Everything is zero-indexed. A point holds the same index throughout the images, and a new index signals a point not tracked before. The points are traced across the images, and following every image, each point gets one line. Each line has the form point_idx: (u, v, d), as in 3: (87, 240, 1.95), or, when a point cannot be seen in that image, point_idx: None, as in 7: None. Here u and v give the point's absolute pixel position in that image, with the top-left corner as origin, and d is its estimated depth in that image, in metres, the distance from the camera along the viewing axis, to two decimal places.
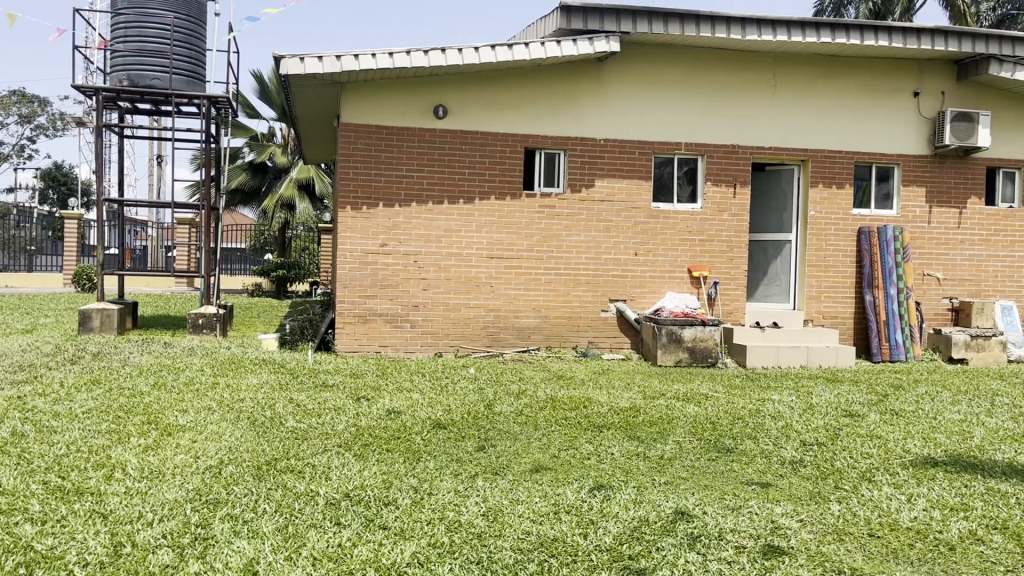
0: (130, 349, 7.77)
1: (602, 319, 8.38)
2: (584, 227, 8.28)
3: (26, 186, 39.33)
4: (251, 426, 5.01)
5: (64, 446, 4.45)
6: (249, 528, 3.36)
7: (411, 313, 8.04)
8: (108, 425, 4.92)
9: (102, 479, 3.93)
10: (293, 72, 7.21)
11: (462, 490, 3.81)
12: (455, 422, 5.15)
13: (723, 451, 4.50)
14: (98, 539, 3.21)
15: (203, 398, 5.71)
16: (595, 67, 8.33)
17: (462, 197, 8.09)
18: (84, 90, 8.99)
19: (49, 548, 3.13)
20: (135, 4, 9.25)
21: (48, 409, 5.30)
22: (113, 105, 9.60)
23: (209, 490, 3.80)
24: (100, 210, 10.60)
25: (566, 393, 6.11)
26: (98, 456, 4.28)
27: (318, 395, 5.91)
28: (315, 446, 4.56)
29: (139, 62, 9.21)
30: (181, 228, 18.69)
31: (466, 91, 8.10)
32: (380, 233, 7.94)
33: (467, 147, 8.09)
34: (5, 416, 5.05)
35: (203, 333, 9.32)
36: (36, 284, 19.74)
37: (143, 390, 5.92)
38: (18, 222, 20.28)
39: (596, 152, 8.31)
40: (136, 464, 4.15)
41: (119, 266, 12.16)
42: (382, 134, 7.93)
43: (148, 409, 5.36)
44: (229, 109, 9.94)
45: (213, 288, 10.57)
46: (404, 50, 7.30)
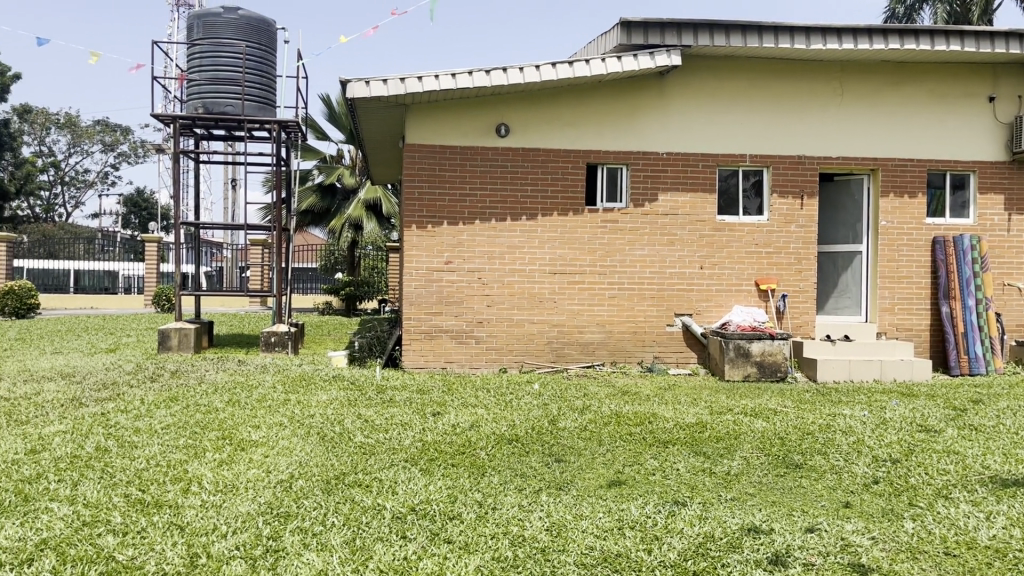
0: (207, 367, 8.03)
1: (668, 334, 8.31)
2: (647, 242, 8.25)
3: (109, 212, 41.26)
4: (320, 441, 5.12)
5: (144, 461, 4.63)
6: (318, 541, 3.44)
7: (476, 329, 8.12)
8: (185, 440, 5.10)
9: (179, 492, 4.09)
10: (359, 96, 7.40)
11: (526, 505, 3.82)
12: (519, 437, 5.18)
13: (792, 467, 4.42)
14: (175, 550, 3.34)
15: (275, 414, 5.87)
16: (657, 80, 8.31)
17: (524, 214, 8.15)
18: (162, 119, 9.38)
19: (130, 559, 3.27)
20: (210, 35, 9.64)
21: (130, 425, 5.51)
22: (189, 132, 9.97)
23: (279, 504, 3.91)
24: (178, 233, 10.92)
25: (631, 409, 6.07)
26: (176, 470, 4.45)
27: (385, 411, 6.00)
28: (382, 460, 4.65)
29: (213, 90, 9.57)
30: (255, 249, 19.22)
31: (528, 109, 8.17)
32: (445, 250, 8.06)
33: (528, 165, 8.16)
34: (90, 433, 5.28)
35: (275, 351, 9.57)
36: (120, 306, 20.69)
37: (218, 406, 6.12)
38: (102, 246, 21.19)
39: (658, 166, 8.27)
40: (211, 479, 4.29)
41: (197, 288, 12.50)
42: (446, 153, 8.07)
43: (223, 425, 5.54)
44: (299, 133, 10.21)
45: (284, 309, 10.81)
46: (466, 70, 7.41)
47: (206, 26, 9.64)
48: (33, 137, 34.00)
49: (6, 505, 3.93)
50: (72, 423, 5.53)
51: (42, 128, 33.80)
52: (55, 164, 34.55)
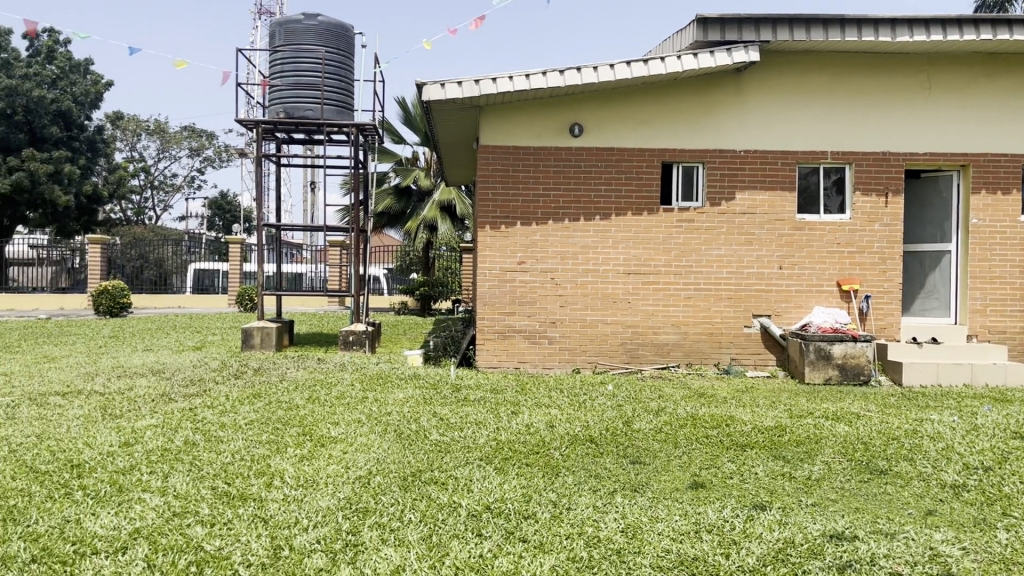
0: (288, 365, 8.25)
1: (745, 335, 8.16)
2: (723, 241, 8.11)
3: (196, 215, 42.80)
4: (396, 439, 5.21)
5: (230, 455, 4.80)
6: (396, 537, 3.50)
7: (549, 330, 8.12)
8: (268, 435, 5.26)
9: (263, 486, 4.22)
10: (434, 98, 7.49)
11: (601, 506, 3.81)
12: (594, 437, 5.17)
13: (876, 473, 4.29)
14: (260, 541, 3.45)
15: (354, 411, 6.00)
16: (734, 77, 8.17)
17: (598, 214, 8.12)
18: (246, 124, 9.68)
19: (217, 549, 3.40)
20: (291, 42, 9.90)
21: (216, 420, 5.72)
22: (271, 136, 10.26)
23: (358, 499, 3.99)
24: (260, 235, 11.25)
25: (708, 411, 5.98)
26: (260, 464, 4.60)
27: (460, 410, 6.06)
28: (457, 458, 4.70)
29: (294, 96, 9.82)
30: (333, 250, 19.65)
31: (601, 108, 8.13)
32: (518, 250, 8.10)
33: (602, 164, 8.12)
34: (179, 427, 5.50)
35: (353, 349, 9.77)
36: (206, 305, 21.47)
37: (299, 403, 6.29)
38: (189, 248, 21.98)
39: (736, 165, 8.12)
40: (293, 473, 4.42)
41: (278, 288, 12.84)
42: (519, 154, 8.11)
43: (304, 421, 5.69)
44: (376, 136, 10.40)
45: (361, 308, 11.02)
46: (540, 71, 7.43)
47: (287, 33, 9.90)
48: (125, 143, 35.54)
49: (103, 495, 4.13)
50: (163, 417, 5.76)
51: (134, 134, 35.30)
52: (145, 169, 36.04)
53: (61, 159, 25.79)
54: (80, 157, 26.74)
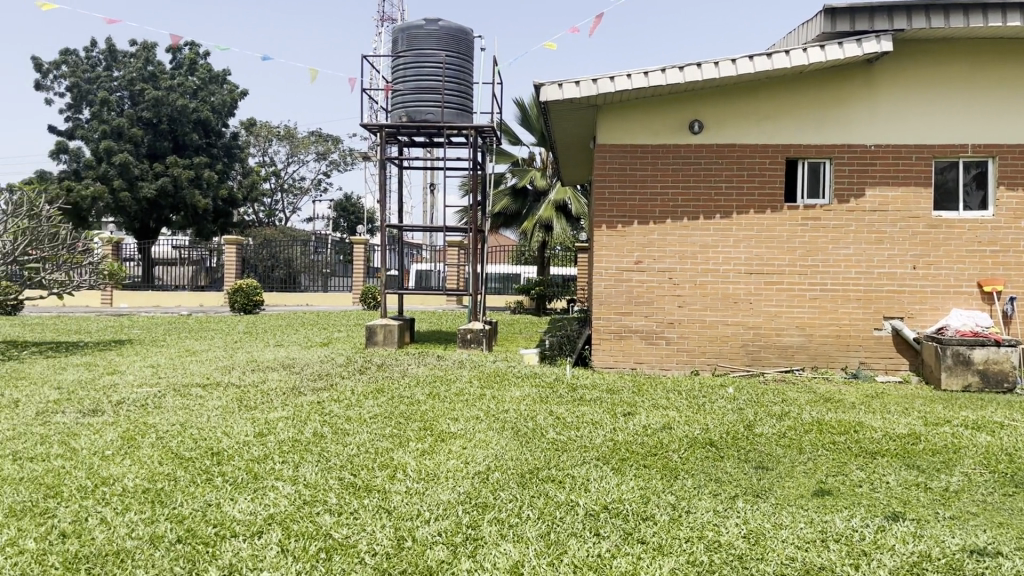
0: (409, 361, 8.49)
1: (875, 338, 7.80)
2: (852, 240, 7.78)
3: (322, 217, 44.57)
4: (514, 436, 5.26)
5: (356, 447, 4.99)
6: (514, 532, 3.55)
7: (667, 330, 8.02)
8: (391, 429, 5.44)
9: (387, 478, 4.37)
10: (552, 98, 7.54)
11: (722, 510, 3.74)
12: (714, 441, 5.07)
13: (1023, 487, 4.01)
14: (385, 532, 3.57)
15: (472, 408, 6.11)
16: (865, 68, 7.83)
17: (719, 213, 7.94)
18: (370, 128, 10.01)
19: (344, 537, 3.55)
20: (413, 47, 10.17)
21: (342, 413, 5.95)
22: (394, 140, 10.56)
23: (478, 494, 4.07)
24: (383, 235, 11.60)
25: (835, 417, 5.75)
26: (384, 457, 4.76)
27: (576, 409, 6.08)
28: (574, 457, 4.71)
29: (416, 99, 10.09)
30: (451, 249, 20.03)
31: (723, 104, 7.96)
32: (636, 250, 8.04)
33: (723, 161, 7.94)
34: (308, 419, 5.76)
35: (471, 347, 9.94)
36: (331, 303, 22.34)
37: (420, 398, 6.46)
38: (316, 248, 22.91)
39: (866, 160, 7.77)
40: (415, 467, 4.55)
41: (399, 286, 13.18)
42: (637, 152, 8.05)
43: (425, 416, 5.84)
44: (494, 137, 10.53)
45: (479, 306, 11.19)
46: (659, 68, 7.34)
47: (409, 38, 10.18)
48: (258, 149, 37.42)
49: (240, 481, 4.37)
50: (293, 410, 6.05)
51: (266, 140, 37.13)
52: (276, 173, 37.82)
53: (201, 165, 27.41)
54: (217, 162, 28.37)
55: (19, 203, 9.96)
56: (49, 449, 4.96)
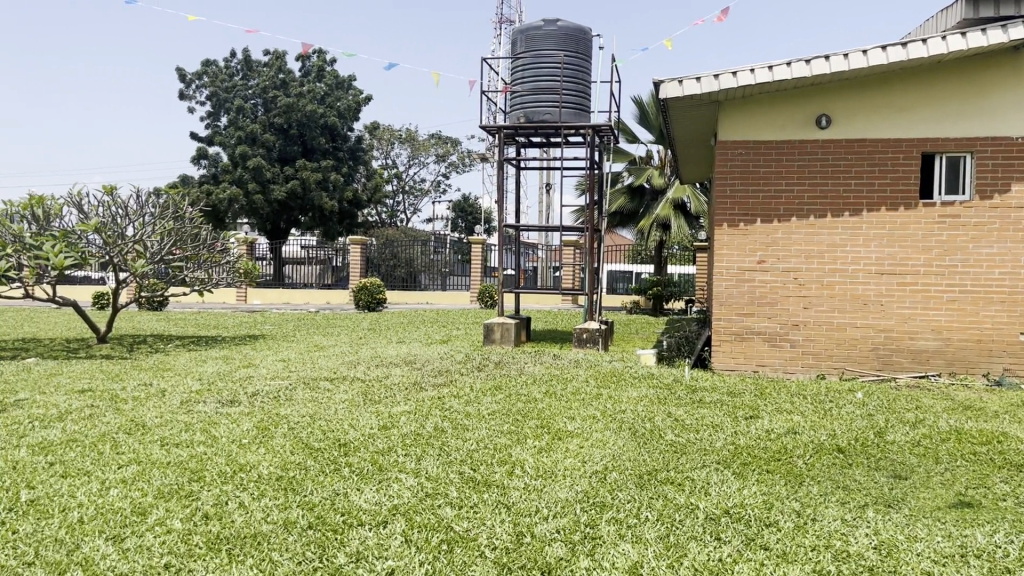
0: (526, 359, 8.57)
1: (1021, 344, 7.30)
2: (996, 239, 7.30)
3: (441, 217, 45.52)
4: (632, 437, 5.24)
5: (475, 442, 5.09)
6: (633, 533, 3.54)
7: (791, 332, 7.77)
8: (509, 426, 5.51)
9: (505, 474, 4.44)
10: (672, 96, 7.44)
11: (850, 519, 3.60)
12: (842, 447, 4.88)
13: None
14: (504, 527, 3.64)
15: (589, 407, 6.11)
16: (1013, 55, 7.34)
17: (847, 210, 7.62)
18: (489, 130, 10.16)
19: (465, 530, 3.63)
20: (531, 48, 10.26)
21: (461, 409, 6.08)
22: (512, 141, 10.67)
23: (596, 494, 4.07)
24: (500, 236, 11.74)
25: (974, 426, 5.43)
26: (502, 453, 4.83)
27: (695, 411, 5.99)
28: (694, 460, 4.64)
29: (534, 100, 10.16)
30: (567, 249, 20.05)
31: (853, 97, 7.64)
32: (758, 249, 7.83)
33: (853, 157, 7.62)
34: (429, 414, 5.91)
35: (587, 347, 9.93)
36: (449, 301, 22.80)
37: (536, 396, 6.52)
38: (435, 247, 23.41)
39: (1012, 154, 7.28)
40: (533, 464, 4.60)
41: (515, 286, 13.30)
42: (760, 149, 7.84)
43: (541, 414, 5.89)
44: (612, 137, 10.48)
45: (595, 306, 11.15)
46: (785, 61, 7.12)
47: (528, 39, 10.27)
48: (381, 152, 38.62)
49: (365, 472, 4.54)
50: (415, 404, 6.23)
51: (388, 143, 38.28)
52: (397, 175, 38.92)
53: (328, 167, 28.54)
54: (343, 165, 29.45)
55: (166, 206, 10.67)
56: (192, 435, 5.30)
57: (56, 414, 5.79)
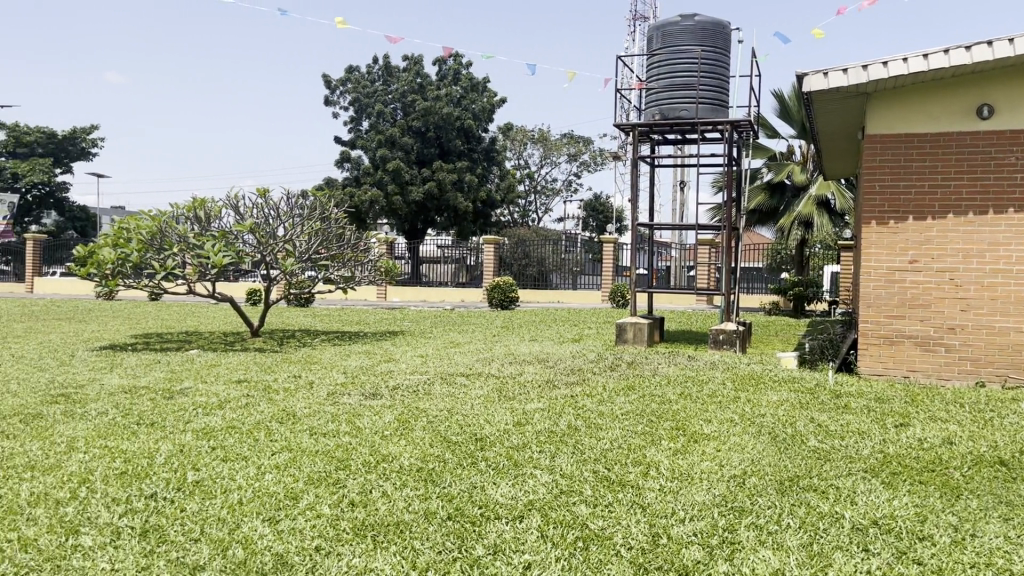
0: (660, 360, 8.48)
1: None
2: None
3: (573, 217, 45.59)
4: (772, 442, 5.08)
5: (609, 442, 5.08)
6: (774, 540, 3.44)
7: (947, 337, 7.31)
8: (643, 427, 5.47)
9: (640, 474, 4.41)
10: (816, 88, 7.16)
11: (1014, 537, 3.36)
12: (1005, 460, 4.55)
13: None
14: (640, 527, 3.63)
15: (726, 410, 5.98)
16: None
17: (1012, 206, 7.09)
18: (623, 128, 10.10)
19: (601, 528, 3.65)
20: (668, 44, 10.11)
21: (595, 408, 6.08)
22: (647, 139, 10.57)
23: (734, 498, 3.99)
24: (634, 235, 11.65)
25: None
26: (637, 454, 4.81)
27: (840, 417, 5.74)
28: (839, 468, 4.46)
29: (670, 97, 10.02)
30: (702, 248, 19.64)
31: (1019, 83, 7.11)
32: (910, 248, 7.41)
33: (1018, 148, 7.08)
34: (562, 412, 5.96)
35: (723, 348, 9.71)
36: (581, 300, 22.82)
37: (671, 397, 6.44)
38: (567, 247, 23.46)
39: None
40: (668, 465, 4.55)
41: (648, 286, 13.15)
42: (913, 142, 7.43)
43: (676, 416, 5.82)
44: (750, 132, 10.19)
45: (732, 306, 10.87)
46: (941, 49, 6.71)
47: (664, 35, 10.14)
48: (514, 153, 39.15)
49: (501, 467, 4.63)
50: (549, 402, 6.28)
51: (521, 143, 38.73)
52: (530, 175, 39.28)
53: (463, 168, 29.16)
54: (477, 166, 30.02)
55: (313, 208, 11.22)
56: (338, 426, 5.57)
57: (217, 402, 6.22)
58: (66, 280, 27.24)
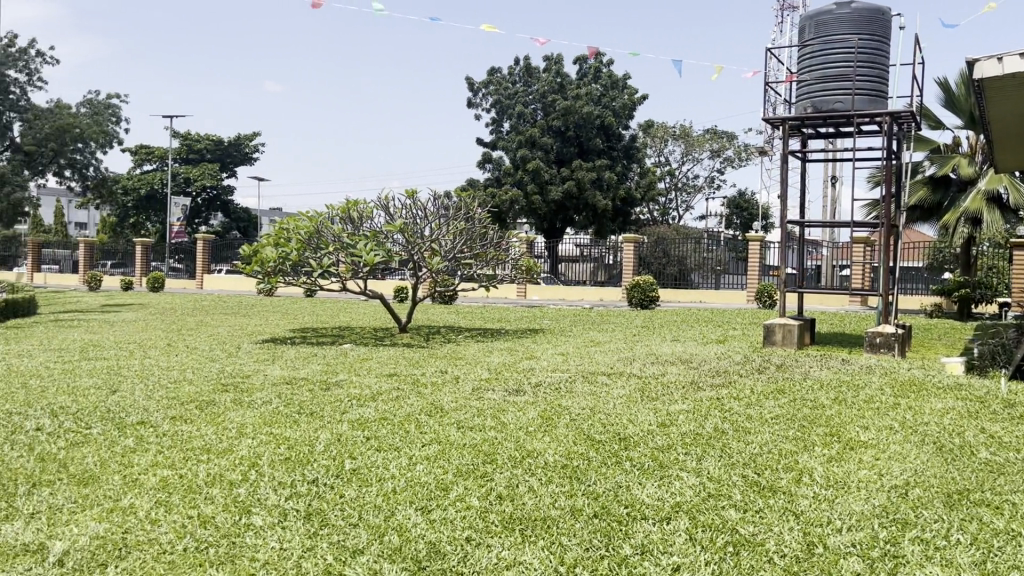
0: (811, 363, 8.16)
1: None
2: None
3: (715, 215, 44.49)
4: (937, 452, 4.78)
5: (758, 446, 4.95)
6: (942, 556, 3.25)
7: None
8: (794, 432, 5.29)
9: (792, 481, 4.27)
10: (989, 75, 6.67)
11: None
12: None
13: None
14: (793, 534, 3.51)
15: (885, 417, 5.67)
16: None
17: None
18: (773, 123, 9.76)
19: (751, 534, 3.56)
20: (821, 33, 9.70)
21: (743, 411, 5.93)
22: (798, 133, 10.17)
23: (896, 510, 3.79)
24: (783, 233, 11.24)
25: None
26: (788, 459, 4.65)
27: (1015, 428, 5.32)
28: (1015, 483, 4.14)
29: (823, 89, 9.61)
30: (855, 247, 18.69)
31: None
32: None
33: None
34: (708, 414, 5.84)
35: (880, 352, 9.22)
36: (725, 301, 22.25)
37: (824, 402, 6.18)
38: (709, 245, 22.92)
39: None
40: (822, 473, 4.38)
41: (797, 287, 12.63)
42: None
43: (830, 421, 5.58)
44: (912, 124, 9.61)
45: (889, 309, 10.28)
46: None
47: (818, 25, 9.73)
48: (655, 150, 38.67)
49: (646, 468, 4.60)
50: (693, 404, 6.17)
51: (662, 140, 38.21)
52: (671, 173, 38.65)
53: (603, 166, 29.07)
54: (617, 164, 29.83)
55: (458, 208, 11.52)
56: (483, 420, 5.70)
57: (370, 394, 6.51)
58: (232, 278, 29.21)
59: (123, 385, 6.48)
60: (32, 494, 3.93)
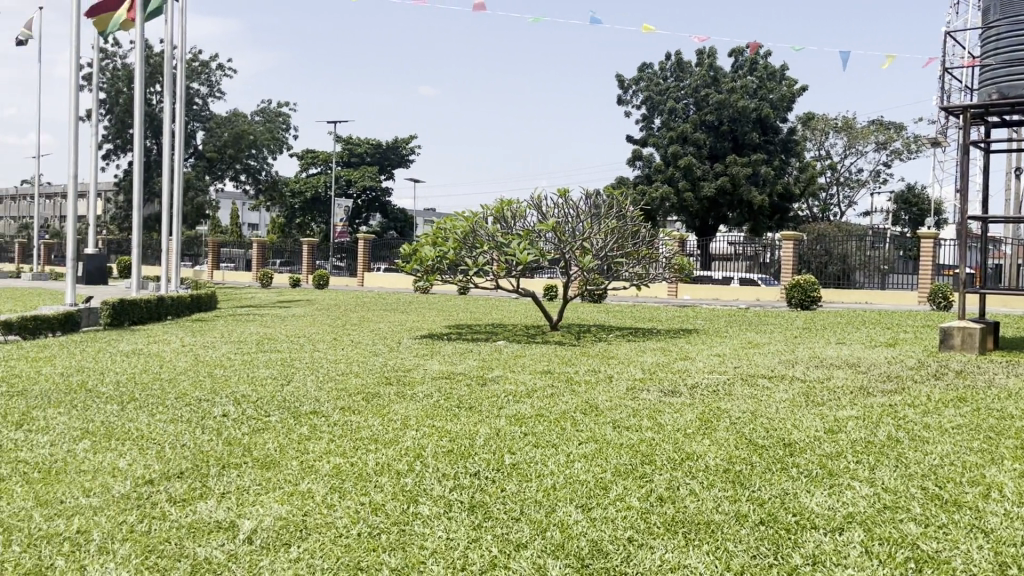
0: (996, 370, 7.54)
1: None
2: None
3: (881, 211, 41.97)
4: None
5: (938, 457, 4.63)
6: None
7: None
8: (980, 444, 4.90)
9: (979, 496, 3.97)
10: None
11: None
12: None
13: None
14: (983, 554, 3.27)
15: None
16: None
17: None
18: (952, 111, 9.09)
19: (935, 550, 3.34)
20: (1009, 13, 8.96)
21: (919, 420, 5.56)
22: (980, 121, 9.42)
23: None
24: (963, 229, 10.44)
25: None
26: (973, 473, 4.33)
27: None
28: None
29: (1010, 73, 8.86)
30: None
31: None
32: None
33: None
34: (880, 421, 5.52)
35: None
36: (893, 302, 20.98)
37: (1014, 413, 5.69)
38: (874, 243, 21.67)
39: None
40: (1014, 489, 4.04)
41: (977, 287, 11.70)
42: None
43: (1021, 434, 5.13)
44: None
45: None
46: None
47: (1005, 4, 8.99)
48: (814, 143, 36.98)
49: (815, 475, 4.40)
50: (863, 410, 5.85)
51: (822, 132, 36.49)
52: (832, 167, 36.81)
53: (759, 161, 28.08)
54: (774, 158, 28.73)
55: (610, 206, 11.48)
56: (640, 421, 5.64)
57: (526, 391, 6.60)
58: (390, 275, 30.40)
59: (297, 376, 6.90)
60: (222, 474, 4.24)
